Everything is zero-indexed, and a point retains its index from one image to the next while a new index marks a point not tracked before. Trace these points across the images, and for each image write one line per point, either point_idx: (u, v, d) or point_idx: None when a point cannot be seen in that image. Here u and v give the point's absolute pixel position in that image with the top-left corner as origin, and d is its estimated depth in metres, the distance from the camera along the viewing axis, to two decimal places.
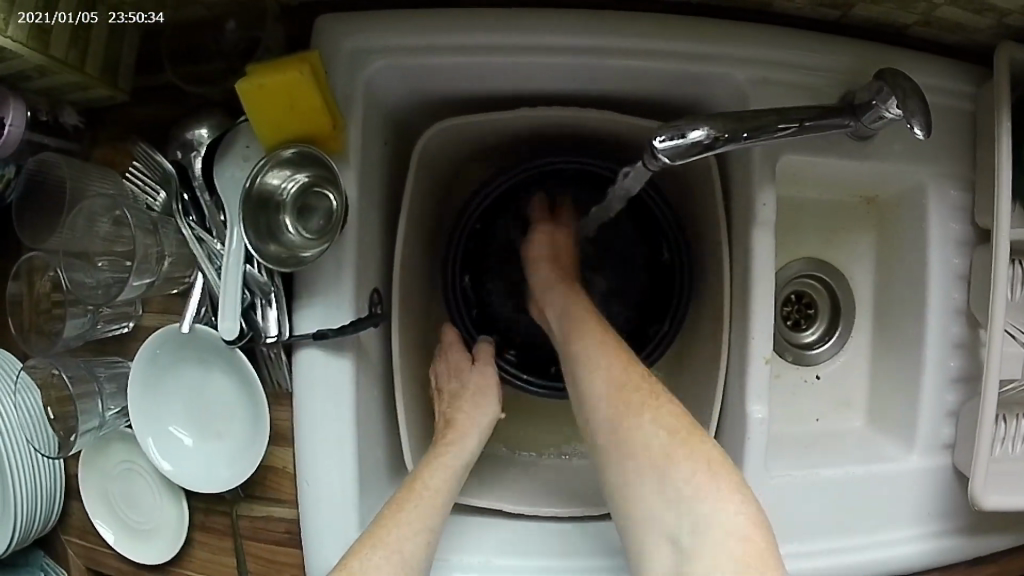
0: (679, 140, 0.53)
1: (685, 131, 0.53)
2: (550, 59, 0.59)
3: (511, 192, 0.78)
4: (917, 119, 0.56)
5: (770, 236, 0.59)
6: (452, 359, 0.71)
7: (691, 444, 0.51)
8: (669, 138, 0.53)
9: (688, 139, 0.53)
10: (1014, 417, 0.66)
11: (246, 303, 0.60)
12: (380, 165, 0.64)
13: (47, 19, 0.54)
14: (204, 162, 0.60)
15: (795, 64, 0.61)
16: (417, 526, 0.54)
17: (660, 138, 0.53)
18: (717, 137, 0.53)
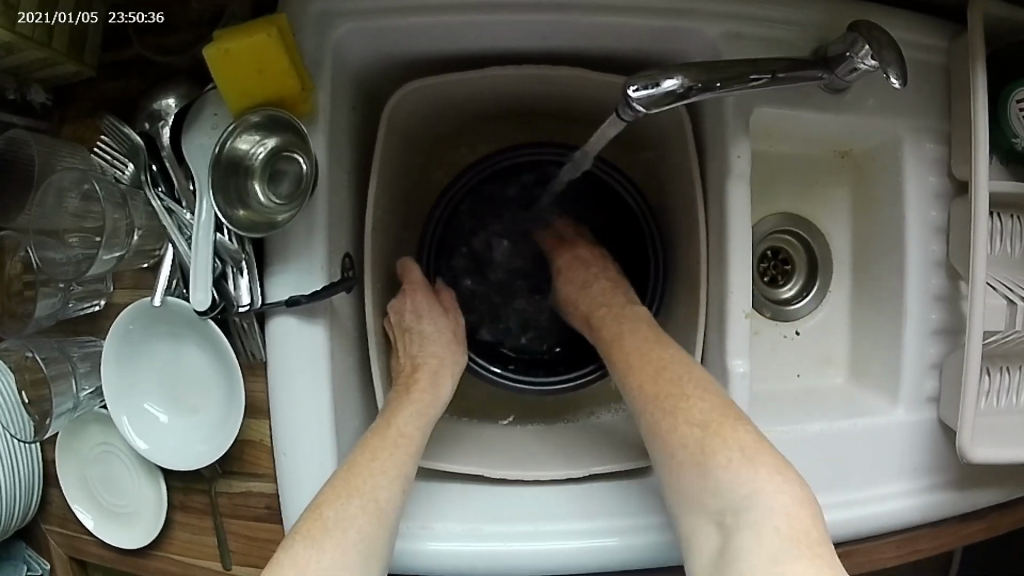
0: (653, 89, 0.53)
1: (660, 79, 0.53)
2: (523, 16, 0.59)
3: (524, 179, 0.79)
4: (892, 70, 0.55)
5: (744, 188, 0.59)
6: (418, 300, 0.69)
7: (724, 429, 0.50)
8: (641, 88, 0.52)
9: (662, 88, 0.52)
10: (996, 369, 0.66)
11: (217, 272, 0.59)
12: (350, 131, 0.63)
13: (48, 19, 0.57)
14: (173, 132, 0.59)
15: (768, 16, 0.60)
16: (389, 476, 0.53)
17: (633, 86, 0.52)
18: (691, 86, 0.53)
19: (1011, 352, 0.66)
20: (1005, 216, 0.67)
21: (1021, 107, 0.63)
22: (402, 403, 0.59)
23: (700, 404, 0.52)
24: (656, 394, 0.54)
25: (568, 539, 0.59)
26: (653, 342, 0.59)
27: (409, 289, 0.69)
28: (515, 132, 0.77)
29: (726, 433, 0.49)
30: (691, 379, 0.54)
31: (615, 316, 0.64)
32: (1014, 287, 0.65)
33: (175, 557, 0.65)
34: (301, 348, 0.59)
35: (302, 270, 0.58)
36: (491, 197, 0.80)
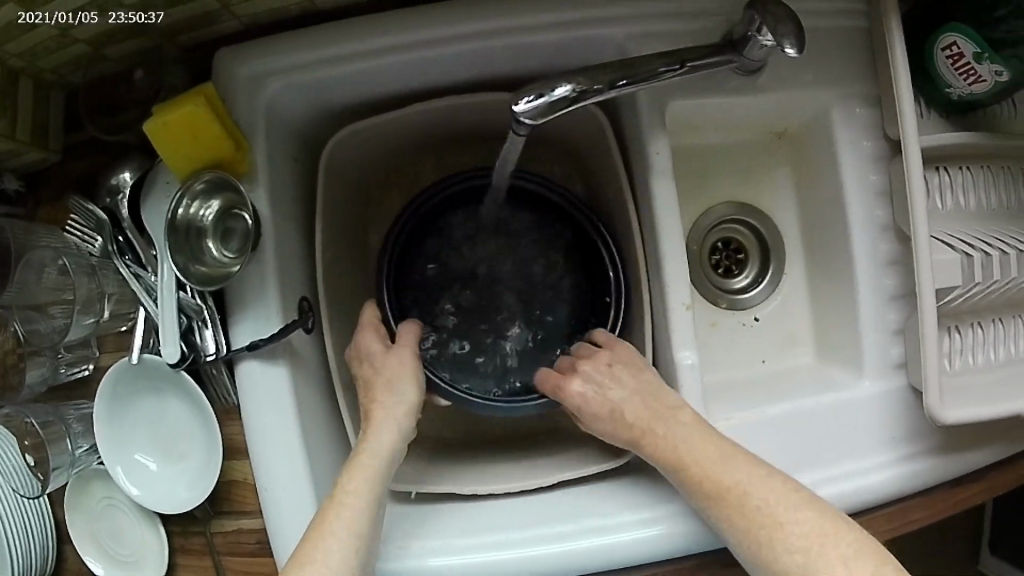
0: (538, 100, 0.54)
1: (547, 91, 0.54)
2: (436, 48, 0.62)
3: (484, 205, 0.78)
4: (787, 39, 0.55)
5: (670, 182, 0.60)
6: (368, 340, 0.68)
7: (801, 518, 0.51)
8: (530, 99, 0.54)
9: (546, 98, 0.54)
10: (967, 326, 0.69)
11: (184, 326, 0.63)
12: (293, 180, 0.67)
13: (47, 19, 0.54)
14: (130, 204, 0.64)
15: (672, 10, 0.61)
16: (358, 505, 0.56)
17: (521, 100, 0.54)
18: (583, 91, 0.55)
19: (958, 313, 0.69)
20: (953, 169, 0.69)
21: (946, 56, 0.63)
22: (370, 425, 0.62)
23: (758, 494, 0.53)
24: (716, 490, 0.54)
25: (547, 543, 0.60)
26: (734, 456, 0.55)
27: (366, 331, 0.68)
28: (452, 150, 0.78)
29: (797, 523, 0.51)
30: (742, 472, 0.54)
31: (669, 422, 0.58)
32: (952, 241, 0.66)
33: None
34: (270, 388, 0.62)
35: (258, 319, 0.62)
36: (441, 226, 0.78)
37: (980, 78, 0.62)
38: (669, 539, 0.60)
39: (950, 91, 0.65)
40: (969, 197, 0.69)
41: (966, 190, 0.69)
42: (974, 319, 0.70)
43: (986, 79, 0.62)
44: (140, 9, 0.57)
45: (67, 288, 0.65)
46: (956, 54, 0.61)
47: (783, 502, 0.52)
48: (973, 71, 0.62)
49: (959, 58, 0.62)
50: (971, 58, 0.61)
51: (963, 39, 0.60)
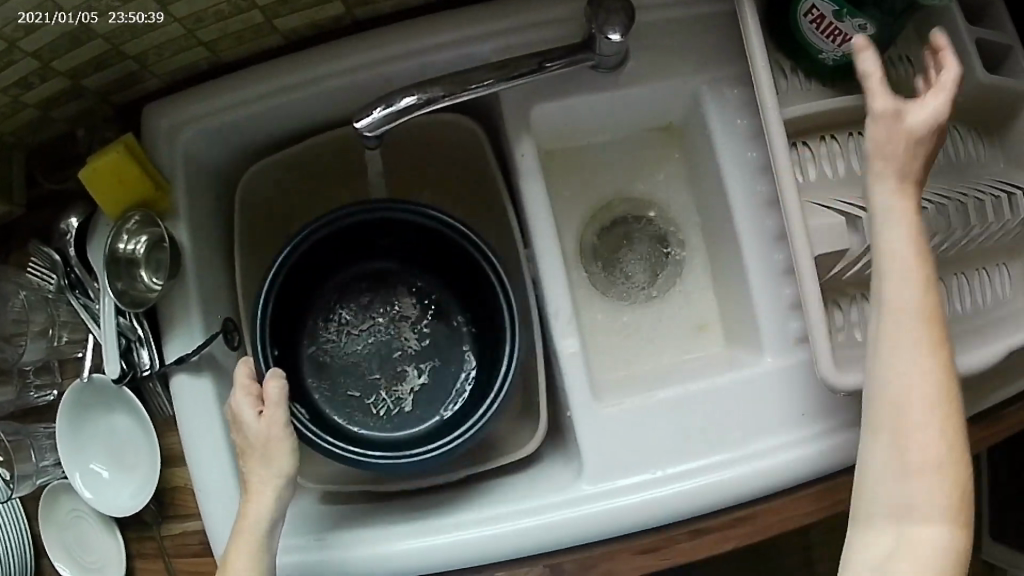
0: (389, 108, 0.60)
1: (394, 102, 0.60)
2: (326, 80, 0.68)
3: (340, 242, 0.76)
4: (614, 25, 0.59)
5: (538, 181, 0.63)
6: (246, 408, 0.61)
7: (951, 445, 0.49)
8: (380, 110, 0.60)
9: (394, 107, 0.60)
10: (873, 293, 0.68)
11: (124, 346, 0.70)
12: (218, 210, 0.75)
13: (47, 18, 0.57)
14: (77, 241, 0.73)
15: (533, 21, 0.66)
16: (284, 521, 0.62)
17: (362, 118, 0.60)
18: (428, 98, 0.60)
19: (862, 281, 0.67)
20: (843, 135, 0.69)
21: (810, 19, 0.65)
22: (249, 487, 0.61)
23: (927, 437, 0.48)
24: (890, 400, 0.50)
25: (437, 535, 0.64)
26: (903, 456, 0.49)
27: (239, 399, 0.61)
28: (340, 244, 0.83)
29: (927, 435, 0.48)
30: (926, 395, 0.49)
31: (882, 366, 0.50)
32: (843, 205, 0.65)
33: None
34: (199, 399, 0.68)
35: (181, 338, 0.68)
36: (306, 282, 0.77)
37: (845, 32, 0.64)
38: (559, 526, 0.63)
39: (822, 55, 0.66)
40: (863, 162, 0.69)
41: (860, 155, 0.69)
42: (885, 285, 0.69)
43: (850, 31, 0.64)
44: (137, 8, 0.59)
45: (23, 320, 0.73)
46: (817, 17, 0.64)
47: (934, 425, 0.48)
48: (834, 27, 0.64)
49: (821, 15, 0.64)
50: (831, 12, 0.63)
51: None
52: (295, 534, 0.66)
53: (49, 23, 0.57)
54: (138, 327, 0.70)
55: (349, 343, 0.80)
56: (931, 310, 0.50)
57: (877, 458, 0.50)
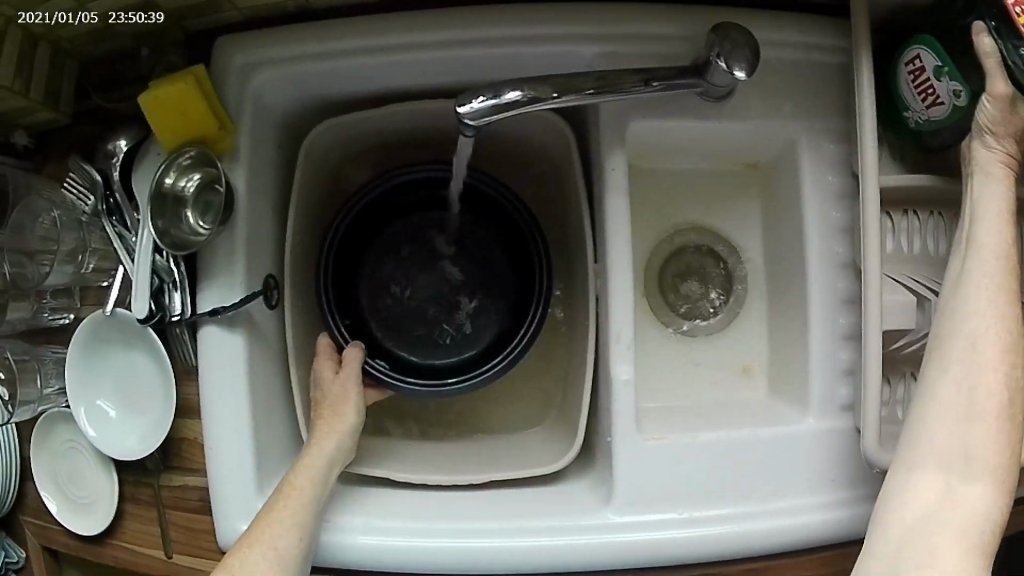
0: (493, 99, 0.57)
1: (500, 94, 0.57)
2: (419, 51, 0.65)
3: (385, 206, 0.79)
4: (738, 61, 0.56)
5: (623, 199, 0.61)
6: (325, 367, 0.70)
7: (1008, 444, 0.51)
8: (482, 100, 0.57)
9: (501, 99, 0.57)
10: None
11: (155, 286, 0.67)
12: (276, 159, 0.71)
13: (47, 19, 0.63)
14: (122, 167, 0.68)
15: (646, 33, 0.63)
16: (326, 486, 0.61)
17: (466, 102, 0.57)
18: (535, 97, 0.57)
19: (919, 360, 0.66)
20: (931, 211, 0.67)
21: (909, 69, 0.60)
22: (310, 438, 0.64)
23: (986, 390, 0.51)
24: (955, 387, 0.52)
25: (454, 538, 0.63)
26: (947, 459, 0.51)
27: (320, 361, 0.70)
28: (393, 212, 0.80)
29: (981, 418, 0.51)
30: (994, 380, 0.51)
31: (949, 376, 0.52)
32: (922, 283, 0.64)
33: (126, 545, 0.72)
34: (227, 355, 0.65)
35: (219, 290, 0.65)
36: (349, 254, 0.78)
37: (936, 100, 0.59)
38: (577, 550, 0.62)
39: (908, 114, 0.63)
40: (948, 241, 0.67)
41: (948, 234, 0.67)
42: None
43: (939, 100, 0.59)
44: (139, 9, 0.64)
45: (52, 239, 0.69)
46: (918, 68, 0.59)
47: (994, 412, 0.51)
48: (930, 90, 0.59)
49: (920, 73, 0.60)
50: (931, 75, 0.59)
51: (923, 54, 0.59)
52: None
53: (55, 23, 0.63)
54: (176, 269, 0.67)
55: (398, 306, 0.80)
56: (1013, 339, 0.52)
57: (941, 432, 0.51)
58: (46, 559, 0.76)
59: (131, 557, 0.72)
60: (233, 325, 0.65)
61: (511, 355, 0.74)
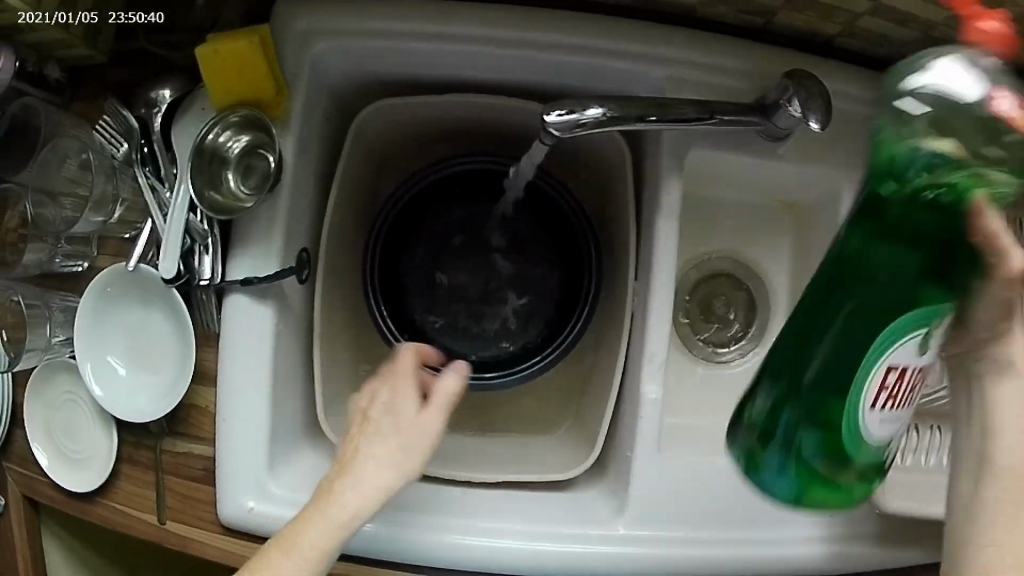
0: (574, 115, 0.59)
1: (580, 109, 0.59)
2: (489, 44, 0.64)
3: (440, 195, 0.81)
4: (814, 112, 0.59)
5: (674, 223, 0.62)
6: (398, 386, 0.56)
7: None
8: (563, 114, 0.59)
9: (582, 115, 0.59)
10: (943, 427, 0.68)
11: (185, 247, 0.64)
12: (323, 130, 0.68)
13: (47, 19, 0.59)
14: (164, 119, 0.66)
15: (715, 64, 0.64)
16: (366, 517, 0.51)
17: (552, 112, 0.59)
18: (612, 116, 0.59)
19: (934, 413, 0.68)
20: None
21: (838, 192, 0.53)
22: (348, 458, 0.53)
23: None
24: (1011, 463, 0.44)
25: (467, 535, 0.64)
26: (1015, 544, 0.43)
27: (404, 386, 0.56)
28: (443, 196, 0.81)
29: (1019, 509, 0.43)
30: None
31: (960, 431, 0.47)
32: None
33: (116, 506, 0.70)
34: (253, 325, 0.63)
35: (253, 258, 0.63)
36: (397, 248, 0.81)
37: (892, 407, 0.47)
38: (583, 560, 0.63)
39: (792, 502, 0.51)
40: None
41: None
42: None
43: (899, 411, 0.48)
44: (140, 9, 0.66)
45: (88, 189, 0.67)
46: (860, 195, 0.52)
47: None
48: (918, 368, 0.47)
49: (886, 390, 0.46)
50: (926, 363, 0.47)
51: (923, 324, 0.44)
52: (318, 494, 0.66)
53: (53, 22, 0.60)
54: (210, 230, 0.64)
55: (447, 293, 0.81)
56: None
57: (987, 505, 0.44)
58: (26, 508, 0.73)
59: (121, 519, 0.70)
60: (263, 297, 0.63)
61: (548, 356, 0.78)
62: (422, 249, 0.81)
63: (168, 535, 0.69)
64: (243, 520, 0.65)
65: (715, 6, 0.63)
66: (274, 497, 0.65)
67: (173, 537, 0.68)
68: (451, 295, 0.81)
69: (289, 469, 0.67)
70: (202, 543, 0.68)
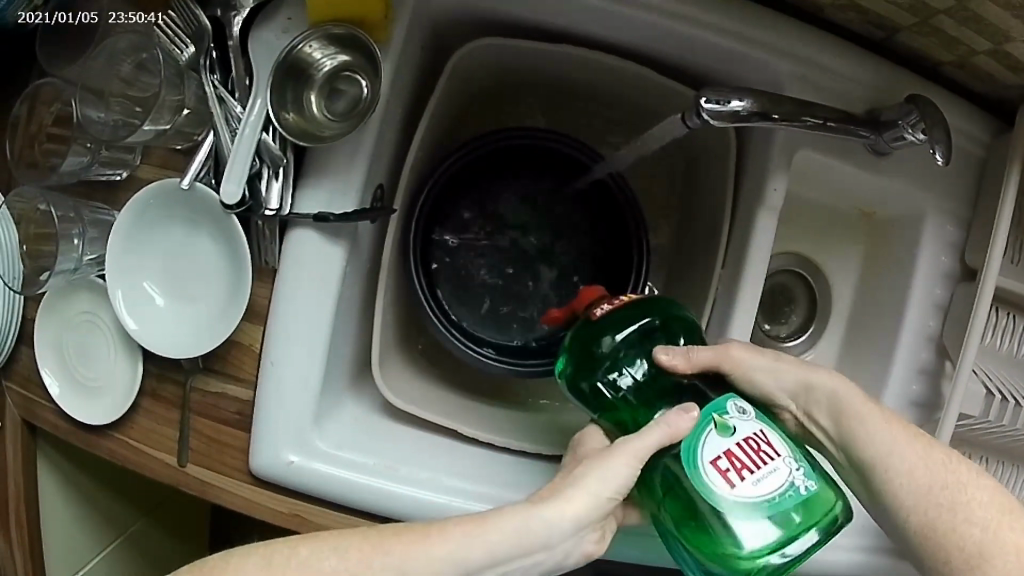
0: (722, 105, 0.56)
1: (729, 98, 0.56)
2: (613, 4, 0.60)
3: (493, 169, 0.74)
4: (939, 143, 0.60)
5: (772, 221, 0.60)
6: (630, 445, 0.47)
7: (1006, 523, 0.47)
8: (710, 100, 0.56)
9: (729, 107, 0.56)
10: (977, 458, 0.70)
11: (252, 170, 0.59)
12: (414, 67, 0.63)
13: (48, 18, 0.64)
14: (243, 25, 0.59)
15: (834, 67, 0.63)
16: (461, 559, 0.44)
17: (706, 97, 0.56)
18: (755, 112, 0.56)
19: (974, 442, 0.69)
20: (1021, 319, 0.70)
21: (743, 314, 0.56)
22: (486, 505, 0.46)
23: (979, 494, 0.48)
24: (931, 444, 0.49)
25: None
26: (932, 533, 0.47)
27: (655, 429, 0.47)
28: (496, 172, 0.75)
29: (938, 487, 0.48)
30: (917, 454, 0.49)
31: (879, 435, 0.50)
32: (1000, 382, 0.67)
33: (129, 442, 0.64)
34: (324, 262, 0.58)
35: (331, 191, 0.58)
36: (445, 219, 0.74)
37: (753, 472, 0.46)
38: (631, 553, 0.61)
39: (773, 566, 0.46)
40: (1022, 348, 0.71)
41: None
42: (987, 456, 0.70)
43: (767, 466, 0.46)
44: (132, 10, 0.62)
45: (150, 92, 0.63)
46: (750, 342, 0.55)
47: (926, 479, 0.48)
48: (745, 439, 0.47)
49: (725, 466, 0.46)
50: (757, 428, 0.48)
51: (707, 423, 0.48)
52: (362, 453, 0.62)
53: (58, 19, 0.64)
54: (280, 155, 0.59)
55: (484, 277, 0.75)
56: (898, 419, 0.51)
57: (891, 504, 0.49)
58: (23, 432, 0.67)
59: (135, 457, 0.64)
60: (335, 235, 0.59)
61: None
62: (470, 223, 0.75)
63: (186, 479, 0.63)
64: (280, 473, 0.60)
65: (845, 9, 0.61)
66: (316, 451, 0.61)
67: (192, 481, 0.63)
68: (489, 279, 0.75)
69: (332, 422, 0.63)
70: (225, 490, 0.63)
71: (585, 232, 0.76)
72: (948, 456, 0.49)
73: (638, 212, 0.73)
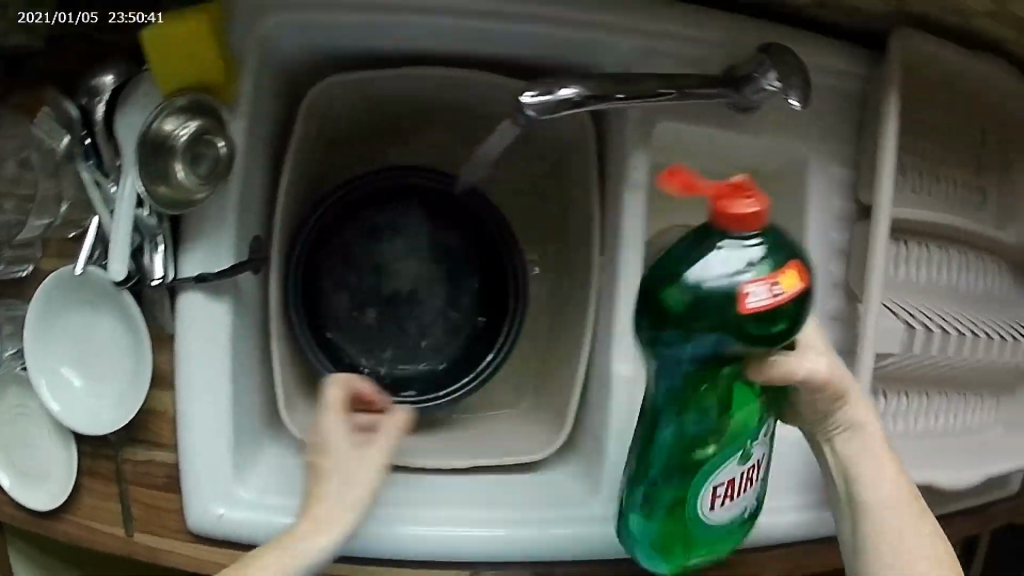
0: (546, 96, 0.57)
1: (555, 89, 0.57)
2: (445, 19, 0.61)
3: (351, 215, 0.74)
4: (793, 89, 0.59)
5: (641, 199, 0.60)
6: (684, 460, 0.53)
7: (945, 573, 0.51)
8: (536, 94, 0.57)
9: (555, 96, 0.57)
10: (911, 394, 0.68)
11: (135, 245, 0.61)
12: (270, 115, 0.65)
13: None
14: (106, 109, 0.62)
15: (681, 32, 0.62)
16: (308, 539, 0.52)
17: (529, 92, 0.57)
18: (587, 96, 0.57)
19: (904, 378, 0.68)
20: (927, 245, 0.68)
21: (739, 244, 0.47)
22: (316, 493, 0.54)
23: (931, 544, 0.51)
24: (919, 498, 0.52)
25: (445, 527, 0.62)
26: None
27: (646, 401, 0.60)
28: (358, 216, 0.74)
29: (916, 546, 0.51)
30: (916, 512, 0.52)
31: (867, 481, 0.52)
32: (915, 314, 0.65)
33: (79, 521, 0.67)
34: (213, 319, 0.61)
35: (209, 249, 0.61)
36: (319, 277, 0.74)
37: (732, 498, 0.54)
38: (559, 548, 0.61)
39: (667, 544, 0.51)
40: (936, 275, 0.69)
41: (936, 267, 0.69)
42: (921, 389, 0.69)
43: (741, 496, 0.55)
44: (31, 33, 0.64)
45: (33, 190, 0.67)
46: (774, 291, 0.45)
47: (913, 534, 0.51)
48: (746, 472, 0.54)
49: (721, 493, 0.53)
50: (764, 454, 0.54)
51: (732, 457, 0.52)
52: (286, 495, 0.64)
53: None
54: (157, 226, 0.61)
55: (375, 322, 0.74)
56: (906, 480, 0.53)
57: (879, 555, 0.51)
58: None
59: (86, 535, 0.67)
60: (217, 291, 0.61)
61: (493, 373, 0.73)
62: (344, 273, 0.74)
63: (133, 546, 0.66)
64: (212, 527, 0.63)
65: None
66: (241, 501, 0.63)
67: (139, 548, 0.66)
68: (380, 322, 0.74)
69: (254, 469, 0.65)
70: (169, 551, 0.65)
71: (458, 251, 0.76)
72: (934, 526, 0.52)
73: (497, 218, 0.73)
